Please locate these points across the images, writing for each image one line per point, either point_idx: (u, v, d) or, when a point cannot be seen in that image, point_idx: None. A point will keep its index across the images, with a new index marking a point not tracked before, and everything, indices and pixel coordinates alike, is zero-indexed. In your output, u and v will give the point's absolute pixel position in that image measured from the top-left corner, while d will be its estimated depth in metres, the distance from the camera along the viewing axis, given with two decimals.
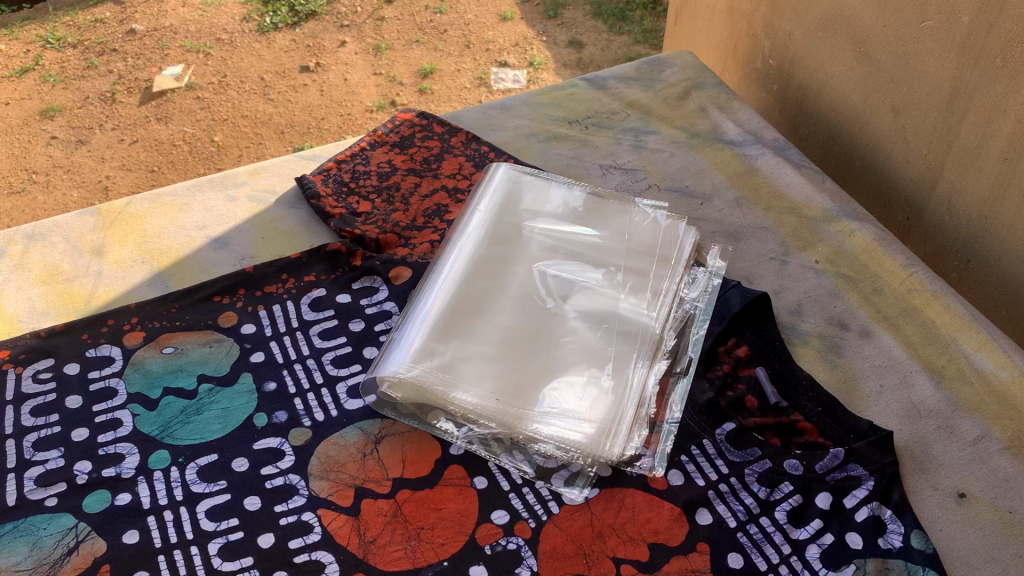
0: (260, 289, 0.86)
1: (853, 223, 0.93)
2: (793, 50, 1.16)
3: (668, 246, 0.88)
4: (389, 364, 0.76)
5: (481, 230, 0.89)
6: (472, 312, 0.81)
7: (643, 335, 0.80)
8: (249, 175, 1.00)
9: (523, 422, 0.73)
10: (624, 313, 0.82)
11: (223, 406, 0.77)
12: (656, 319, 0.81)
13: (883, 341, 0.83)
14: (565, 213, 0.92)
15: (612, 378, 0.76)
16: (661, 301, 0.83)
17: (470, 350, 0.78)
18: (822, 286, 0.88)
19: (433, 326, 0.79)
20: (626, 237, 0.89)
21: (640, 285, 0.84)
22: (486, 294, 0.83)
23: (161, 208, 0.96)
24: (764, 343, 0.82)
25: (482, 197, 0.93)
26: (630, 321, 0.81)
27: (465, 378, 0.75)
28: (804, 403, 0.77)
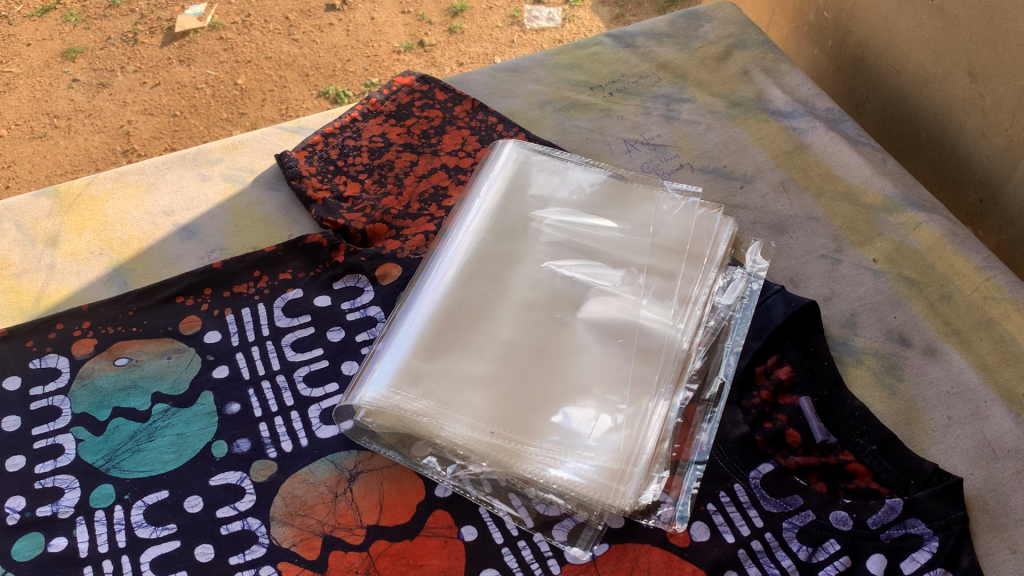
0: (228, 288, 0.76)
1: (919, 214, 0.79)
2: (852, 2, 1.01)
3: (700, 239, 0.75)
4: (368, 387, 0.65)
5: (481, 220, 0.77)
6: (467, 322, 0.69)
7: (668, 354, 0.67)
8: (226, 150, 0.88)
9: (521, 460, 0.61)
10: (646, 324, 0.69)
11: (178, 431, 0.67)
12: (683, 333, 0.69)
13: (952, 361, 0.70)
14: (582, 200, 0.79)
15: (629, 406, 0.64)
16: (690, 309, 0.70)
17: (463, 370, 0.66)
18: (880, 292, 0.75)
19: (421, 341, 0.67)
20: (652, 228, 0.76)
21: (666, 288, 0.71)
22: (485, 299, 0.71)
23: (125, 188, 0.85)
24: (810, 363, 0.70)
25: (484, 180, 0.81)
26: (653, 335, 0.68)
27: (455, 404, 0.64)
28: (856, 439, 0.65)
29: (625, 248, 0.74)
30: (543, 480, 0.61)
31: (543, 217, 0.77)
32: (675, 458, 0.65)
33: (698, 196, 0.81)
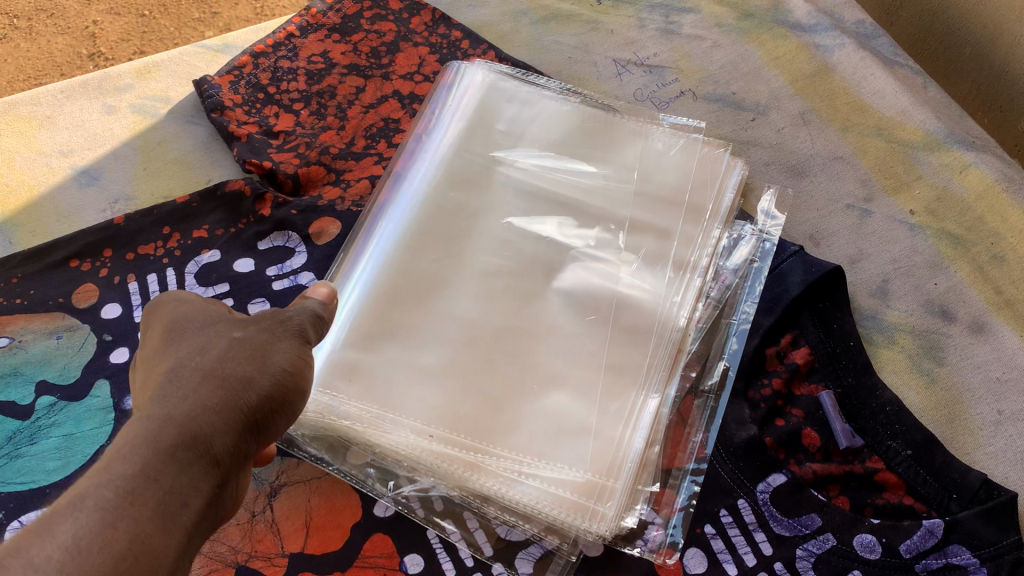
0: (132, 250, 0.63)
1: (967, 154, 0.66)
2: None
3: (704, 185, 0.60)
4: None
5: (437, 162, 0.62)
6: (416, 296, 0.56)
7: (661, 336, 0.53)
8: (137, 74, 0.74)
9: (477, 474, 0.49)
10: (632, 298, 0.55)
11: (66, 432, 0.55)
12: (680, 308, 0.55)
13: (1004, 339, 0.58)
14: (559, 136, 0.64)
15: (613, 404, 0.51)
16: (687, 277, 0.56)
17: (408, 361, 0.54)
18: (918, 252, 0.62)
19: (358, 322, 0.55)
20: (643, 173, 0.61)
21: (659, 251, 0.57)
22: (438, 265, 0.58)
23: (15, 122, 0.71)
24: (832, 343, 0.58)
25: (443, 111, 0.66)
26: (641, 311, 0.54)
27: (398, 403, 0.52)
28: (887, 443, 0.54)
29: (608, 200, 0.60)
30: (505, 499, 0.49)
31: (509, 163, 0.63)
32: (667, 466, 0.53)
33: (700, 131, 0.67)
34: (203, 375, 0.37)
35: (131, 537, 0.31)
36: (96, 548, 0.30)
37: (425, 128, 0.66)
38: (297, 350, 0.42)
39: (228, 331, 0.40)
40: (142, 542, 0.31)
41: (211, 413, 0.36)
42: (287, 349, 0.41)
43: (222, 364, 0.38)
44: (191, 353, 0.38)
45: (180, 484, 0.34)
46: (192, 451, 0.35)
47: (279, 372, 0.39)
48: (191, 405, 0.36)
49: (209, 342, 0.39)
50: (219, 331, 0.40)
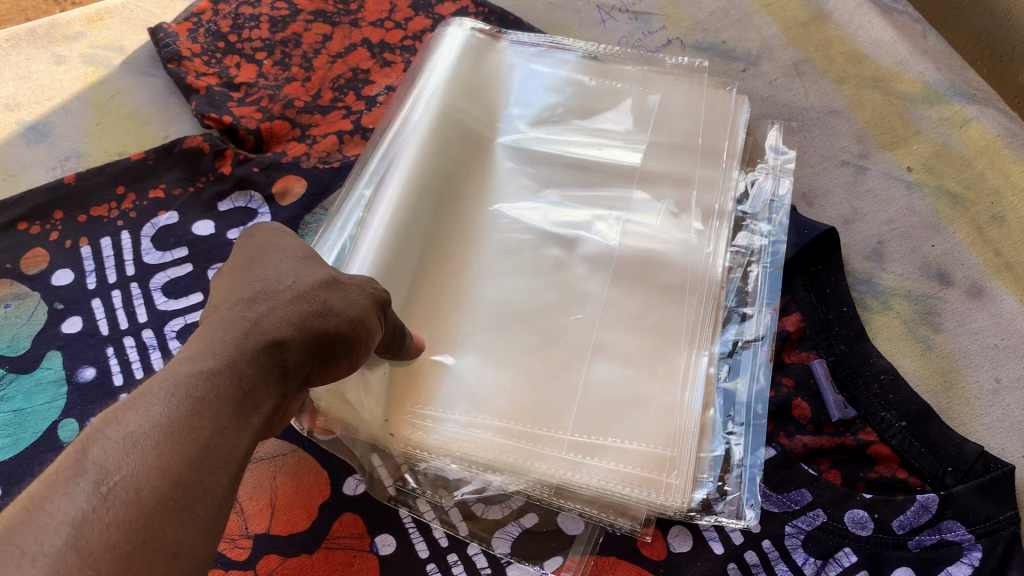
0: (84, 211, 0.59)
1: (968, 107, 0.63)
2: None
3: (715, 127, 0.58)
4: None
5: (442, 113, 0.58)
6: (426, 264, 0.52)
7: (697, 285, 0.51)
8: (88, 22, 0.69)
9: (536, 462, 0.46)
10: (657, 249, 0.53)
11: (15, 408, 0.51)
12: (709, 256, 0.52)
13: (1003, 303, 0.55)
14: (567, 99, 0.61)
15: (661, 364, 0.48)
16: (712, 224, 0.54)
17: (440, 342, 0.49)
18: (916, 211, 0.59)
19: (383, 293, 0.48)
20: (647, 120, 0.59)
21: (683, 201, 0.55)
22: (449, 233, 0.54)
23: None
24: (825, 309, 0.55)
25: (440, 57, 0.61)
26: (670, 263, 0.52)
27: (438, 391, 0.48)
28: (881, 414, 0.51)
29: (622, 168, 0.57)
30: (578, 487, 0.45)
31: (513, 133, 0.59)
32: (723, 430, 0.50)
33: (704, 66, 0.64)
34: (292, 296, 0.35)
35: (217, 425, 0.28)
36: (185, 427, 0.27)
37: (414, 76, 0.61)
38: (378, 305, 0.40)
39: (324, 270, 0.39)
40: (226, 432, 0.28)
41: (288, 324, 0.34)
42: (366, 299, 0.39)
43: (305, 293, 0.36)
44: (279, 273, 0.37)
45: (257, 385, 0.31)
46: (267, 354, 0.32)
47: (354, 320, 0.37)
48: (268, 316, 0.34)
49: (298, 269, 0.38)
50: (318, 266, 0.39)
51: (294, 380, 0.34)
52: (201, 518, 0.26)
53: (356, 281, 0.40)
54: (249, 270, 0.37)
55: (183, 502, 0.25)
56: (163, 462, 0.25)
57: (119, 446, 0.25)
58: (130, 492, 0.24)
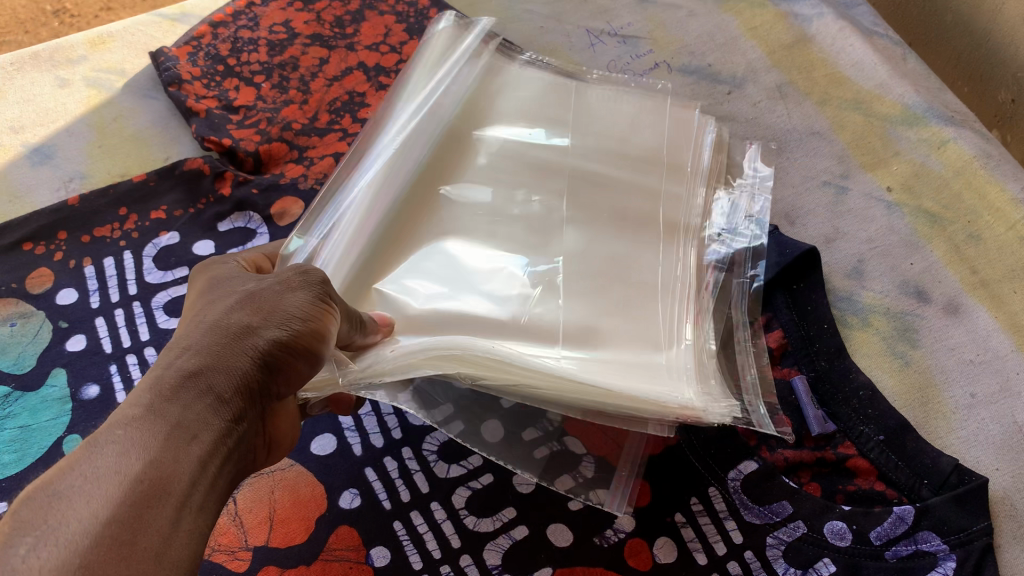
0: (88, 231, 0.61)
1: (947, 129, 0.65)
2: None
3: (680, 147, 0.59)
4: None
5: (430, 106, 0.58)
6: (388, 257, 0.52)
7: (670, 295, 0.50)
8: (91, 45, 0.71)
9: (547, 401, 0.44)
10: (624, 262, 0.53)
11: (21, 423, 0.53)
12: (682, 274, 0.52)
13: (978, 321, 0.57)
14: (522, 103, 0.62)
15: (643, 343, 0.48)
16: (681, 241, 0.54)
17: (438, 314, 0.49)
18: (895, 231, 0.61)
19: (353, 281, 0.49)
20: (620, 134, 0.60)
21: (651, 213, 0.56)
22: (415, 230, 0.54)
23: None
24: (806, 326, 0.57)
25: (435, 53, 0.61)
26: (639, 276, 0.52)
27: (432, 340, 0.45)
28: (860, 429, 0.53)
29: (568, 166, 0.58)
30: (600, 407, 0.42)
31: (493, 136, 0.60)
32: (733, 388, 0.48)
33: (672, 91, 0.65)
34: (213, 322, 0.36)
35: (146, 463, 0.30)
36: (113, 475, 0.29)
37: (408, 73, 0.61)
38: (320, 293, 0.39)
39: (247, 283, 0.38)
40: (157, 466, 0.30)
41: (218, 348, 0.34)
42: (307, 294, 0.38)
43: (232, 311, 0.36)
44: (213, 301, 0.37)
45: (190, 417, 0.32)
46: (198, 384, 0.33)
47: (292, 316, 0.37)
48: (201, 340, 0.34)
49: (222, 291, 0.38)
50: (245, 281, 0.39)
51: (250, 390, 0.35)
52: (144, 552, 0.28)
53: (291, 275, 0.39)
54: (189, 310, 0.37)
55: (119, 541, 0.27)
56: (88, 513, 0.27)
57: (48, 506, 0.27)
58: (54, 546, 0.26)
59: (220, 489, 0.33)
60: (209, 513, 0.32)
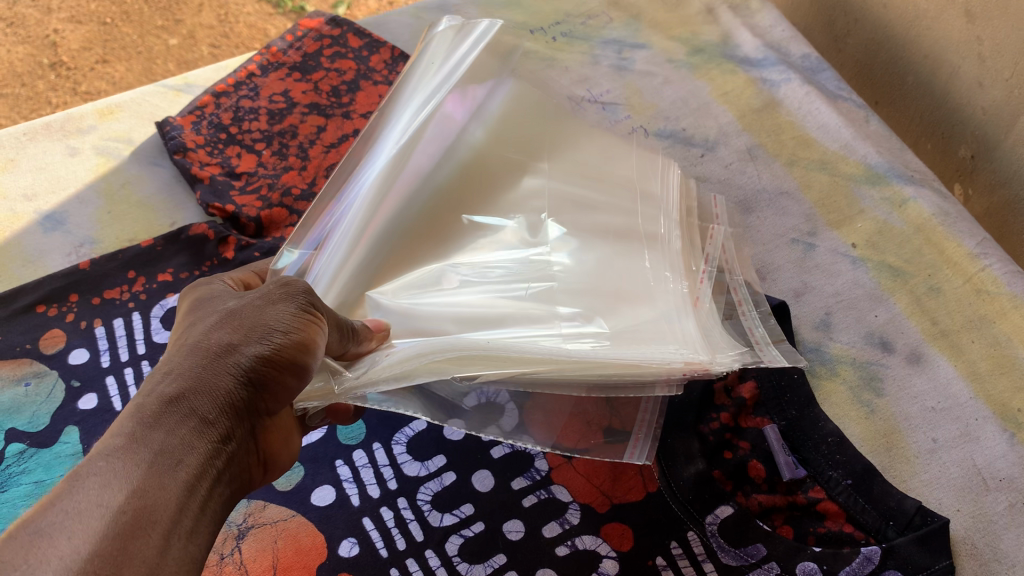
0: (98, 294, 0.64)
1: (907, 188, 0.69)
2: None
3: (646, 178, 0.63)
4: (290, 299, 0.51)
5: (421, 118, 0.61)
6: (381, 262, 0.56)
7: (659, 293, 0.55)
8: (100, 115, 0.75)
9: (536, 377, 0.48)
10: (600, 275, 0.56)
11: (36, 479, 0.56)
12: (672, 276, 0.56)
13: (939, 370, 0.61)
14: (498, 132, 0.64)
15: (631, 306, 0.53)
16: (663, 248, 0.58)
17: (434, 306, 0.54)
18: (860, 285, 0.65)
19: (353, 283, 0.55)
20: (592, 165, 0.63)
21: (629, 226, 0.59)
22: (415, 238, 0.58)
23: None
24: (777, 377, 0.61)
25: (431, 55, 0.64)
26: (629, 278, 0.56)
27: (432, 346, 0.48)
28: (828, 473, 0.56)
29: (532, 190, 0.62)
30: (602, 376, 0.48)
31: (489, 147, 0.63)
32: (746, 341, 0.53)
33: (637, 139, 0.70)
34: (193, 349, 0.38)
35: (135, 489, 0.32)
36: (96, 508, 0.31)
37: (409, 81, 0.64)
38: (304, 310, 0.42)
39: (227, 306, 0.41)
40: (141, 496, 0.32)
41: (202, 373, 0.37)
42: (288, 306, 0.41)
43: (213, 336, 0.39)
44: (194, 330, 0.40)
45: (179, 445, 0.35)
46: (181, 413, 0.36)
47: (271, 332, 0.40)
48: (184, 366, 0.37)
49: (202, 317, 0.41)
50: (226, 305, 0.42)
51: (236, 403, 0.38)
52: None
53: (272, 289, 0.42)
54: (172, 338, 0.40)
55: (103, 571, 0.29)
56: (71, 549, 0.29)
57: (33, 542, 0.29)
58: None
59: (213, 501, 0.36)
60: (200, 525, 0.34)
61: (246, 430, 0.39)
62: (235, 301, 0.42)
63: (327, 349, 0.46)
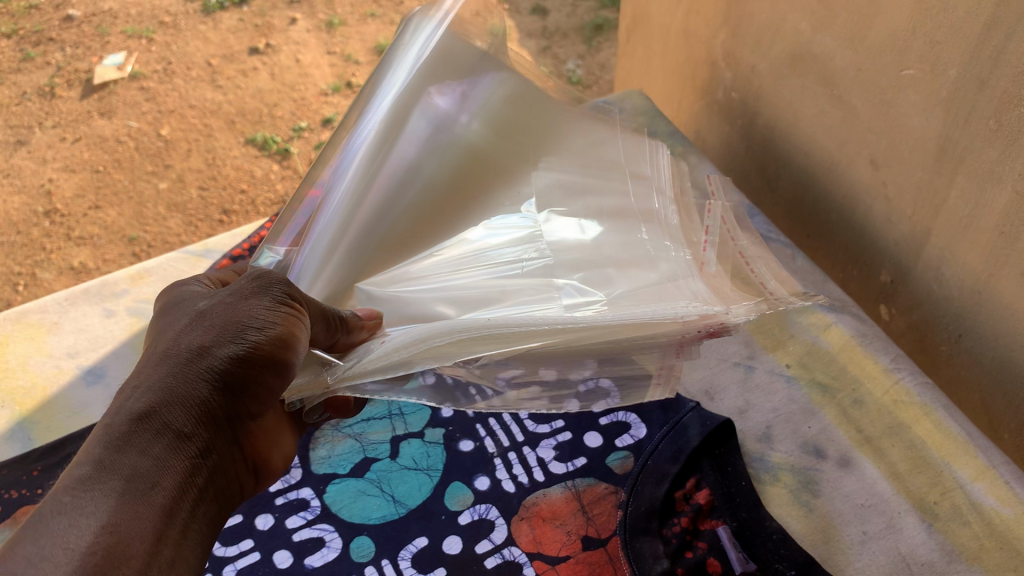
0: None
1: (829, 315, 0.82)
2: (758, 85, 1.07)
3: (638, 163, 0.88)
4: (300, 267, 0.72)
5: (390, 116, 0.81)
6: (394, 224, 0.79)
7: (666, 253, 0.76)
8: (127, 282, 0.94)
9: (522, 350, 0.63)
10: (605, 248, 0.78)
11: None
12: (672, 245, 0.77)
13: (865, 471, 0.72)
14: (469, 123, 0.87)
15: (631, 236, 0.79)
16: (658, 220, 0.81)
17: (439, 294, 0.74)
18: (795, 401, 0.78)
19: (382, 240, 0.78)
20: (592, 164, 0.88)
21: (621, 209, 0.82)
22: (422, 202, 0.81)
23: (28, 333, 0.89)
24: (729, 485, 0.73)
25: (408, 44, 0.85)
26: (639, 247, 0.77)
27: (418, 333, 0.64)
28: (774, 565, 0.67)
29: (483, 179, 0.85)
30: (571, 337, 0.63)
31: (472, 130, 0.87)
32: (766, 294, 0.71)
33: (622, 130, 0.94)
34: (166, 358, 0.56)
35: (117, 498, 0.50)
36: (89, 509, 0.49)
37: (376, 83, 0.83)
38: (281, 301, 0.59)
39: (212, 311, 0.59)
40: (122, 509, 0.50)
41: (175, 381, 0.56)
42: (259, 304, 0.59)
43: (185, 343, 0.57)
44: (175, 332, 0.58)
45: (155, 453, 0.53)
46: (157, 425, 0.54)
47: (245, 331, 0.57)
48: (164, 373, 0.56)
49: (178, 321, 0.59)
50: (206, 309, 0.59)
51: (210, 402, 0.57)
52: (115, 561, 0.48)
53: (246, 287, 0.60)
54: (157, 341, 0.58)
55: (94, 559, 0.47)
56: (70, 542, 0.47)
57: (34, 534, 0.47)
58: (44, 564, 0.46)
59: (184, 497, 0.54)
60: (180, 549, 0.52)
61: (225, 417, 0.58)
62: (207, 303, 0.59)
63: (317, 341, 0.64)
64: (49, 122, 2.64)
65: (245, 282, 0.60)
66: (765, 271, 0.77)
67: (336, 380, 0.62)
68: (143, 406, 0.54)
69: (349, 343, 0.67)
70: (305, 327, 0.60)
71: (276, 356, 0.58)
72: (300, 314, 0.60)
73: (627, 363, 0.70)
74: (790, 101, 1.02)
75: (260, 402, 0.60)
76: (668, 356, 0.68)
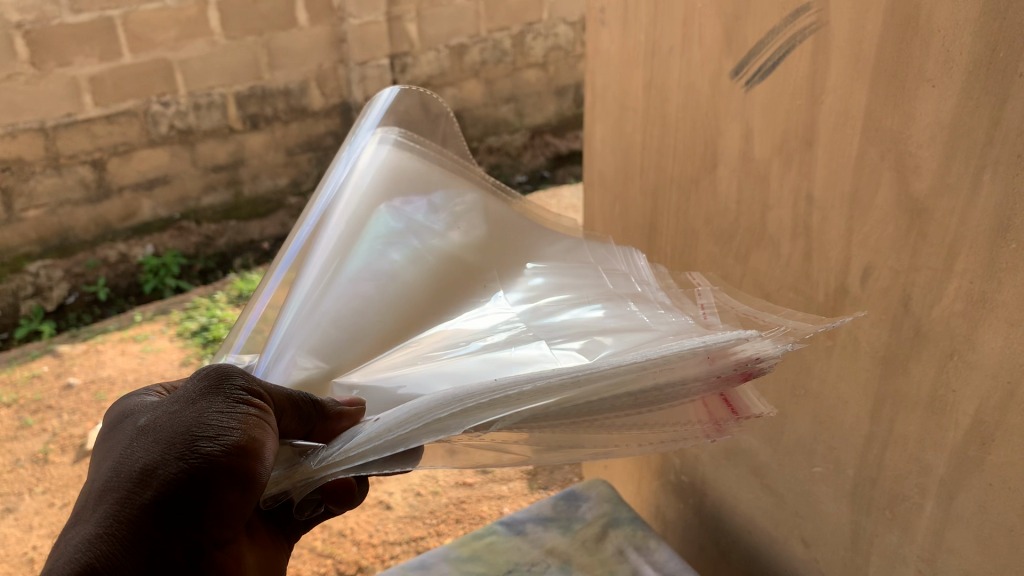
0: None
1: None
2: (702, 471, 1.28)
3: (611, 263, 1.04)
4: (277, 366, 0.83)
5: (347, 221, 0.98)
6: (373, 312, 0.90)
7: (667, 324, 0.89)
8: None
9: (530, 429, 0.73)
10: (599, 321, 0.91)
11: None
12: (675, 318, 0.91)
13: None
14: (437, 236, 1.03)
15: (620, 320, 0.91)
16: (643, 298, 0.96)
17: (429, 375, 0.83)
18: None
19: (359, 332, 0.88)
20: (567, 272, 1.02)
21: (609, 294, 0.97)
22: (414, 291, 0.95)
23: None
24: None
25: (358, 167, 1.06)
26: (635, 319, 0.91)
27: (409, 409, 0.73)
28: None
29: (460, 277, 0.99)
30: (586, 391, 0.71)
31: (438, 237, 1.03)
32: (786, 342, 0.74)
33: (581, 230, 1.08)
34: (101, 496, 0.68)
35: None
36: None
37: (329, 204, 1.00)
38: (242, 400, 0.72)
39: (145, 440, 0.71)
40: None
41: (108, 520, 0.66)
42: (203, 412, 0.71)
43: (120, 475, 0.68)
44: (114, 463, 0.70)
45: None
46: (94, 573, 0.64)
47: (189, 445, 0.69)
48: (103, 507, 0.67)
49: (119, 447, 0.72)
50: (146, 433, 0.72)
51: (149, 530, 0.66)
52: None
53: (192, 395, 0.73)
54: (95, 475, 0.71)
55: None
56: None
57: None
58: None
59: None
60: None
61: (164, 539, 0.67)
62: (145, 422, 0.73)
63: (293, 430, 0.76)
64: (39, 487, 2.76)
65: (195, 392, 0.74)
66: (773, 317, 0.85)
67: (320, 467, 0.74)
68: (84, 552, 0.65)
69: (328, 430, 0.77)
70: (269, 426, 0.72)
71: (226, 459, 0.68)
72: (257, 411, 0.72)
73: (662, 418, 0.76)
74: (730, 487, 1.23)
75: (213, 520, 0.69)
76: (707, 396, 0.75)
